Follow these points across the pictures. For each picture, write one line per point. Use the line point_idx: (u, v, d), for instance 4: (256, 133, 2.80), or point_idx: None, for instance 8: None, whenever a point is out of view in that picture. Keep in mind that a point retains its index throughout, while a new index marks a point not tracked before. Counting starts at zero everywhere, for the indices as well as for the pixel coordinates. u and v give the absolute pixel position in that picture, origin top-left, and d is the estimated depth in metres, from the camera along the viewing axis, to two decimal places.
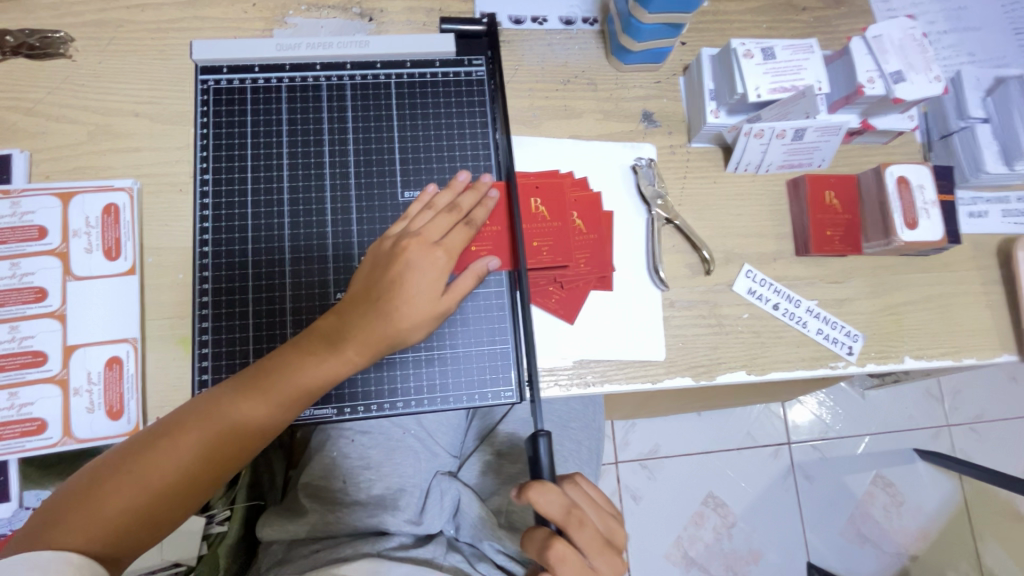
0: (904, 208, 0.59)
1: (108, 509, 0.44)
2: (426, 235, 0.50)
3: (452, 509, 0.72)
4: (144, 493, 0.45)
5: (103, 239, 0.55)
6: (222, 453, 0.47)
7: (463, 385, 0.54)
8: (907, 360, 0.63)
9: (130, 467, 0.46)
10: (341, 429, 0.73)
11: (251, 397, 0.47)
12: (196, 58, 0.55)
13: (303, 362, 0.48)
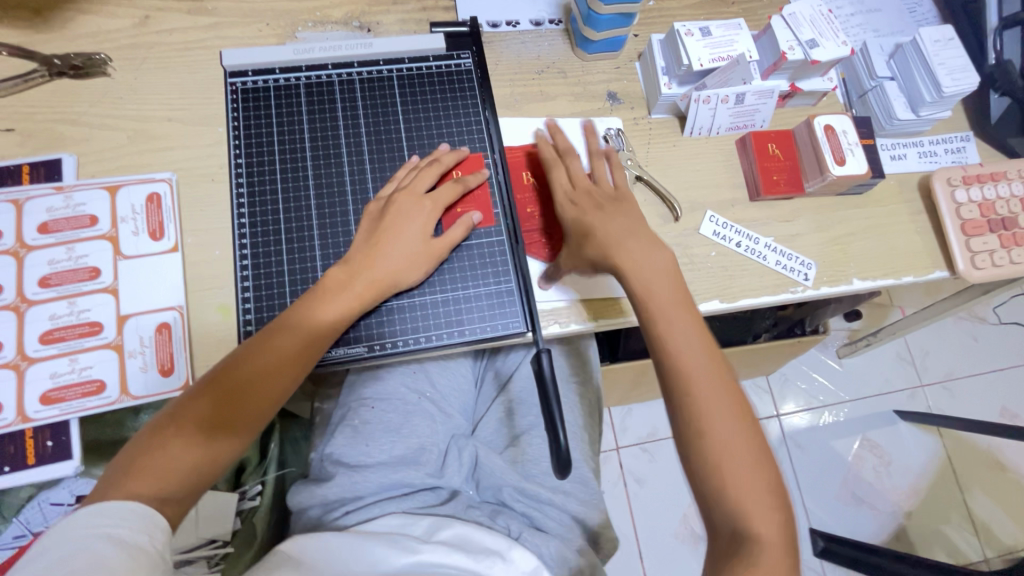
0: (833, 150, 0.70)
1: (171, 453, 0.49)
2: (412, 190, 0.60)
3: (470, 466, 0.75)
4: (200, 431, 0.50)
5: (148, 223, 0.62)
6: (261, 390, 0.53)
7: (475, 320, 0.61)
8: (856, 281, 0.73)
9: (182, 414, 0.51)
10: (360, 400, 0.77)
11: (278, 333, 0.54)
12: (226, 64, 0.65)
13: (317, 298, 0.56)
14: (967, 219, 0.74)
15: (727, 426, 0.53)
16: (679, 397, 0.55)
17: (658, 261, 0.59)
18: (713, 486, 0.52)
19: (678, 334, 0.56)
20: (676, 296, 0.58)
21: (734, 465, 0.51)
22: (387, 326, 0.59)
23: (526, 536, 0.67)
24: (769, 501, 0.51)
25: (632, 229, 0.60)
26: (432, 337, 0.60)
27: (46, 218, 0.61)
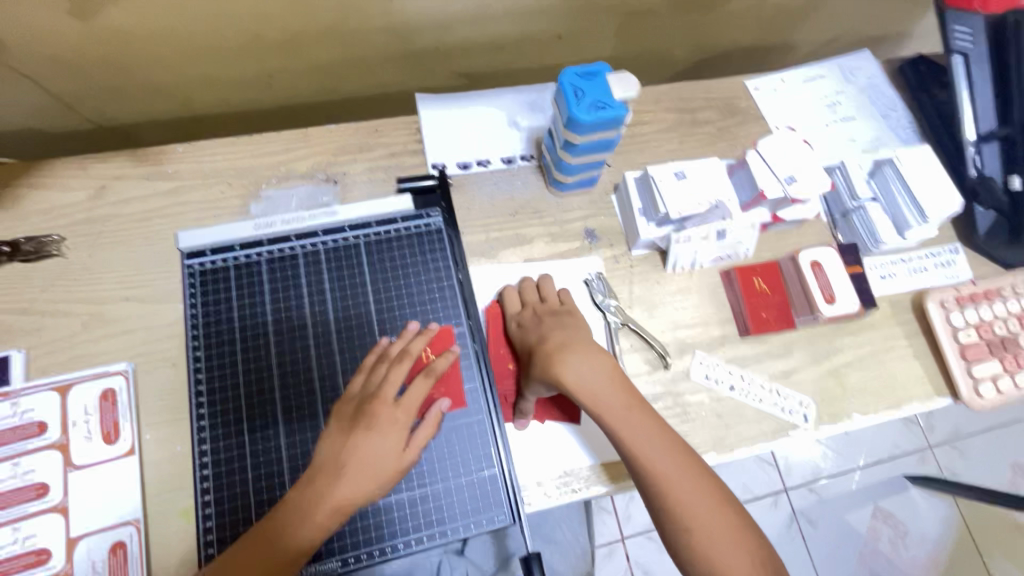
0: (821, 286, 0.68)
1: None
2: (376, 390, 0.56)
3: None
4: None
5: (101, 424, 0.58)
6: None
7: (457, 517, 0.56)
8: (857, 417, 0.69)
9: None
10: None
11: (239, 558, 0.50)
12: (182, 245, 0.61)
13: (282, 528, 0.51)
14: (965, 342, 0.71)
15: (738, 562, 0.51)
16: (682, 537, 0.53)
17: (629, 391, 0.59)
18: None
19: (670, 470, 0.55)
20: (656, 432, 0.57)
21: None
22: (360, 533, 0.54)
23: None
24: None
25: (595, 356, 0.60)
26: (412, 544, 0.55)
27: None
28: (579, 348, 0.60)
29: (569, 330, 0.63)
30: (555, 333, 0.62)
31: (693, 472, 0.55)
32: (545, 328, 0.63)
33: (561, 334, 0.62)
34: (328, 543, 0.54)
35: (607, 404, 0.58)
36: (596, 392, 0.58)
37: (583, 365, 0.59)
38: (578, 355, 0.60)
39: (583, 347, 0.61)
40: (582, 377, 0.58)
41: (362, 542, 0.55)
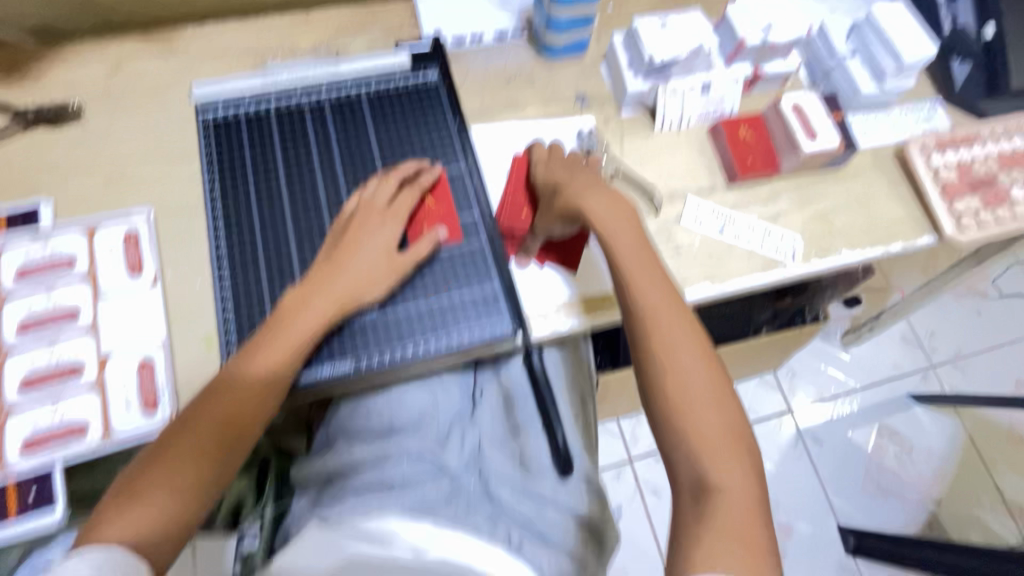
0: (803, 125, 0.71)
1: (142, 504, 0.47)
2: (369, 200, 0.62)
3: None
4: (176, 476, 0.49)
5: (126, 260, 0.62)
6: (229, 421, 0.52)
7: (461, 324, 0.62)
8: (843, 253, 0.72)
9: (163, 455, 0.50)
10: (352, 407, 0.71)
11: (251, 364, 0.54)
12: (196, 96, 0.67)
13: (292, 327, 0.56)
14: (946, 181, 0.74)
15: (706, 414, 0.53)
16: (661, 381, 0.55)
17: (647, 247, 0.61)
18: (696, 470, 0.52)
19: (669, 322, 0.57)
20: (663, 287, 0.59)
21: (716, 454, 0.52)
22: (371, 339, 0.61)
23: None
24: (747, 495, 0.50)
25: (617, 202, 0.62)
26: (420, 346, 0.61)
27: (24, 264, 0.60)
28: (603, 193, 0.62)
29: (597, 181, 0.64)
30: (583, 175, 0.63)
31: (690, 332, 0.57)
32: (573, 172, 0.64)
33: (587, 177, 0.63)
34: (344, 345, 0.60)
35: (623, 254, 0.59)
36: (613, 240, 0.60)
37: (603, 202, 0.61)
38: (603, 204, 0.61)
39: (611, 193, 0.62)
40: (602, 212, 0.60)
41: (373, 347, 0.61)
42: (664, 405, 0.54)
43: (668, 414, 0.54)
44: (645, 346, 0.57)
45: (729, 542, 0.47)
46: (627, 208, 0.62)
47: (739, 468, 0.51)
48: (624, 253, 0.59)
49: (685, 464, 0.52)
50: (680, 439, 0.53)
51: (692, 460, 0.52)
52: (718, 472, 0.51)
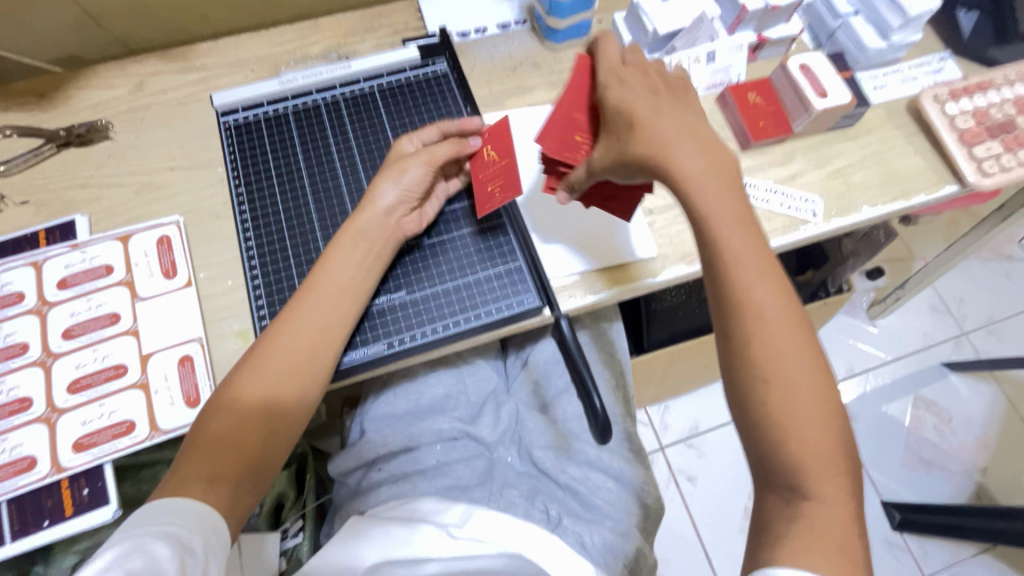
0: (813, 85, 0.71)
1: (207, 470, 0.48)
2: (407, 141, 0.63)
3: (507, 435, 0.76)
4: (242, 440, 0.50)
5: (160, 264, 0.64)
6: (278, 390, 0.52)
7: (490, 301, 0.63)
8: (865, 210, 0.72)
9: (225, 419, 0.50)
10: (386, 396, 0.79)
11: (292, 336, 0.53)
12: (218, 103, 0.71)
13: (322, 298, 0.55)
14: (963, 129, 0.73)
15: (805, 417, 0.44)
16: (756, 377, 0.45)
17: (749, 222, 0.49)
18: (790, 479, 0.43)
19: (772, 312, 0.46)
20: (769, 269, 0.48)
21: (817, 466, 0.43)
22: (403, 322, 0.62)
23: (567, 521, 0.67)
24: (849, 513, 0.43)
25: (618, 170, 0.52)
26: (452, 325, 0.62)
27: (65, 275, 0.63)
28: (623, 158, 0.51)
29: (684, 133, 0.51)
30: (626, 117, 0.52)
31: (795, 323, 0.47)
32: (659, 113, 0.52)
33: (676, 128, 0.51)
34: (377, 329, 0.61)
35: (719, 226, 0.48)
36: (712, 220, 0.48)
37: (695, 165, 0.50)
38: (700, 170, 0.50)
39: (633, 141, 0.51)
40: (693, 174, 0.49)
41: (405, 329, 0.62)
42: (756, 408, 0.45)
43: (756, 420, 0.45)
44: (737, 337, 0.46)
45: (821, 550, 0.41)
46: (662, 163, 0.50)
47: (842, 485, 0.43)
48: (728, 230, 0.48)
49: (780, 472, 0.44)
50: (775, 444, 0.44)
51: (789, 468, 0.44)
52: (819, 486, 0.43)
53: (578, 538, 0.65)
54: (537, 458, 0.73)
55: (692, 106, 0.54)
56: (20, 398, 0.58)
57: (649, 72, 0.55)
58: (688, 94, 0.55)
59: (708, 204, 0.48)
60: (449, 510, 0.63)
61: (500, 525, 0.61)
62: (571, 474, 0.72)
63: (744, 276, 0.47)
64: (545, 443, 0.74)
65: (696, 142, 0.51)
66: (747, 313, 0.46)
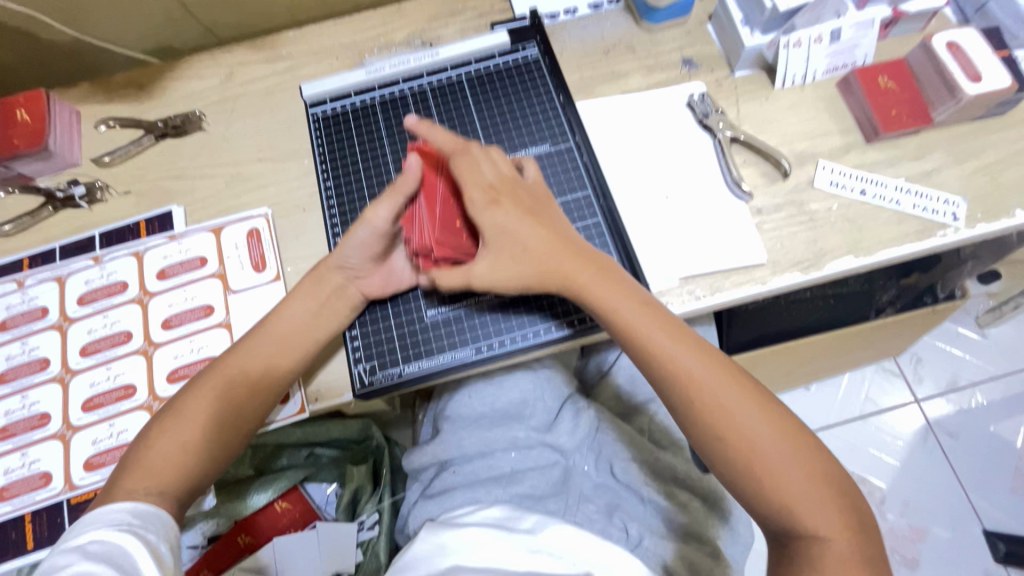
0: (964, 66, 0.61)
1: (157, 463, 0.50)
2: (363, 225, 0.56)
3: (585, 443, 0.71)
4: (193, 437, 0.52)
5: (251, 257, 0.64)
6: (244, 392, 0.54)
7: (578, 307, 0.60)
8: (1018, 214, 0.62)
9: (180, 416, 0.52)
10: (460, 395, 0.77)
11: (256, 344, 0.56)
12: (307, 95, 0.70)
13: (307, 311, 0.57)
14: None
15: (776, 461, 0.48)
16: (714, 445, 0.49)
17: (654, 302, 0.54)
18: (781, 520, 0.47)
19: (707, 384, 0.50)
20: (682, 335, 0.52)
21: (801, 502, 0.46)
22: (488, 329, 0.61)
23: (649, 542, 0.63)
24: (850, 536, 0.46)
25: (506, 281, 0.54)
26: (534, 333, 0.60)
27: (164, 265, 0.65)
28: (508, 264, 0.53)
29: (550, 232, 0.55)
30: (489, 226, 0.53)
31: (733, 385, 0.50)
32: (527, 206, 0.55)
33: (555, 226, 0.56)
34: (462, 334, 0.61)
35: (621, 311, 0.53)
36: (621, 311, 0.53)
37: (578, 257, 0.55)
38: (586, 268, 0.54)
39: (500, 254, 0.54)
40: (573, 260, 0.54)
41: (490, 335, 0.60)
42: (733, 470, 0.49)
43: (737, 479, 0.49)
44: (685, 413, 0.51)
45: None
46: (522, 273, 0.54)
47: (834, 513, 0.46)
48: (629, 318, 0.53)
49: (769, 517, 0.48)
50: (755, 494, 0.48)
51: (779, 511, 0.47)
52: (808, 521, 0.46)
53: (658, 558, 0.62)
54: (617, 471, 0.69)
55: (542, 208, 0.57)
56: (125, 384, 0.60)
57: (497, 183, 0.55)
58: (535, 193, 0.58)
59: (602, 294, 0.53)
60: (524, 517, 0.61)
61: (577, 539, 0.58)
62: (656, 491, 0.68)
63: (660, 342, 0.52)
64: (627, 456, 0.70)
65: (561, 244, 0.54)
66: (677, 395, 0.51)
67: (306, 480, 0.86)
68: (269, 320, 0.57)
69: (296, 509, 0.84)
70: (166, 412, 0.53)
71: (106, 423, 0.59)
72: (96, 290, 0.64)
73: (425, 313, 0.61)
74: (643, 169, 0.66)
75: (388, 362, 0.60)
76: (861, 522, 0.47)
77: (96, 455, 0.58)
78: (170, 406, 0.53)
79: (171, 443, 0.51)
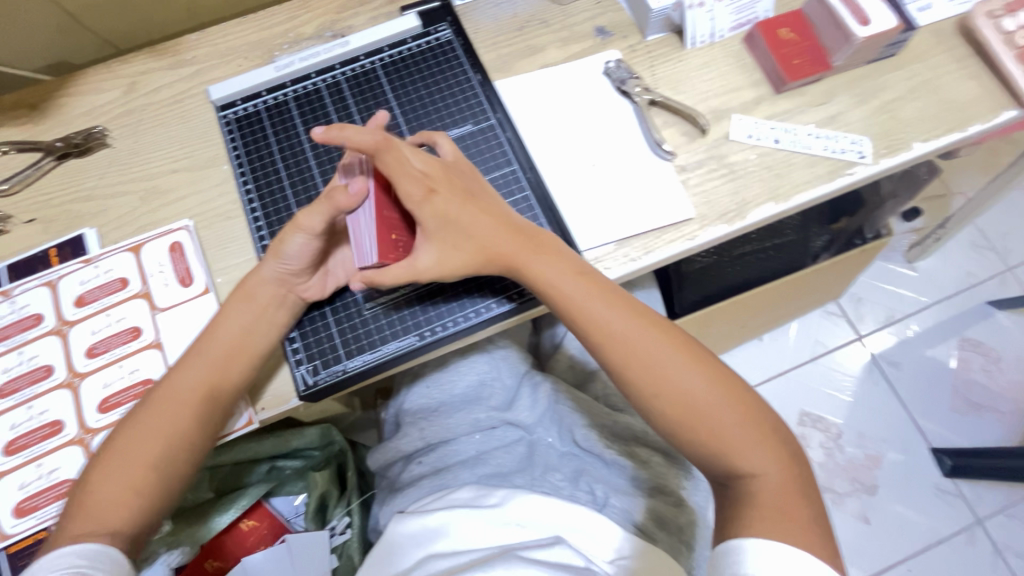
0: (854, 12, 0.64)
1: (103, 501, 0.48)
2: (298, 232, 0.53)
3: (547, 415, 0.73)
4: (134, 470, 0.49)
5: (176, 271, 0.61)
6: (183, 416, 0.51)
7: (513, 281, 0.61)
8: (917, 146, 0.66)
9: (117, 450, 0.50)
10: (419, 386, 0.78)
11: (190, 365, 0.53)
12: (215, 98, 0.67)
13: (233, 317, 0.55)
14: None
15: (717, 410, 0.50)
16: (659, 402, 0.51)
17: (596, 280, 0.55)
18: (723, 465, 0.49)
19: (654, 350, 0.51)
20: (614, 297, 0.54)
21: (745, 445, 0.49)
22: (428, 314, 0.60)
23: (615, 500, 0.65)
24: (789, 472, 0.48)
25: (454, 271, 0.55)
26: (476, 311, 0.60)
27: (82, 291, 0.61)
28: (456, 248, 0.54)
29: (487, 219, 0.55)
30: (432, 216, 0.53)
31: (679, 348, 0.52)
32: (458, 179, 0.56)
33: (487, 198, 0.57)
34: (404, 322, 0.60)
35: (556, 280, 0.54)
36: (555, 288, 0.54)
37: (505, 235, 0.55)
38: (514, 247, 0.55)
39: (444, 245, 0.54)
40: (501, 239, 0.55)
41: (430, 320, 0.60)
42: (676, 425, 0.50)
43: (677, 434, 0.51)
44: (628, 376, 0.52)
45: (783, 519, 0.45)
46: (467, 259, 0.55)
47: (772, 452, 0.49)
48: (562, 287, 0.54)
49: (711, 463, 0.50)
50: (698, 445, 0.50)
51: (720, 457, 0.49)
52: (749, 462, 0.48)
53: (627, 515, 0.63)
54: (579, 439, 0.71)
55: (482, 186, 0.58)
56: (51, 421, 0.57)
57: (431, 171, 0.54)
58: (464, 176, 0.57)
59: (535, 267, 0.54)
60: (491, 493, 0.61)
61: (548, 509, 0.59)
62: (618, 453, 0.69)
63: (594, 306, 0.53)
64: (586, 423, 0.71)
65: (498, 221, 0.55)
66: (616, 356, 0.52)
67: (270, 495, 0.84)
68: (209, 337, 0.54)
69: (263, 526, 0.82)
70: (106, 448, 0.51)
71: (34, 465, 0.56)
72: (9, 327, 0.60)
73: (363, 306, 0.60)
74: (568, 138, 0.66)
75: (331, 360, 0.59)
76: (796, 458, 0.50)
77: (27, 500, 0.55)
78: (108, 439, 0.51)
79: (112, 479, 0.49)
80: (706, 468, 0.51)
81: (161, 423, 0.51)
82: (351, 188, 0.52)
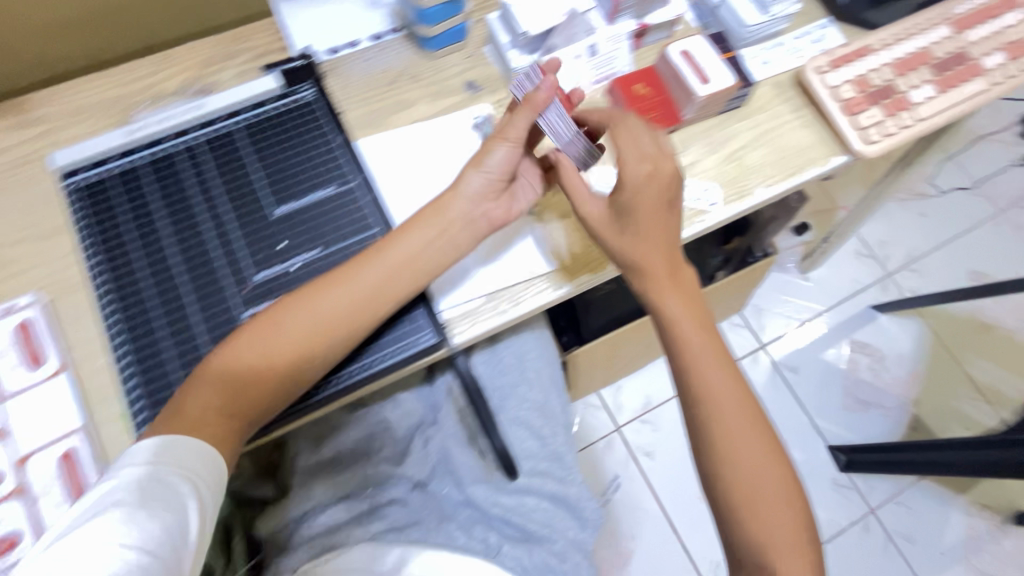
0: (695, 69, 0.69)
1: (191, 411, 0.54)
2: (502, 143, 0.62)
3: (438, 468, 0.75)
4: (273, 364, 0.56)
5: (25, 352, 0.58)
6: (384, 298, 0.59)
7: (382, 345, 0.62)
8: (759, 191, 0.71)
9: (271, 341, 0.57)
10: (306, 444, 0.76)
11: (388, 256, 0.60)
12: (56, 166, 0.64)
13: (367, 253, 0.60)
14: (846, 99, 0.74)
15: (765, 497, 0.55)
16: (725, 469, 0.56)
17: (702, 313, 0.60)
18: (759, 554, 0.54)
19: (730, 411, 0.57)
20: (723, 356, 0.59)
21: (781, 545, 0.54)
22: None
23: (507, 547, 0.70)
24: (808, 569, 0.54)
25: (627, 256, 0.59)
26: (344, 375, 0.61)
27: None
28: (649, 240, 0.59)
29: (661, 233, 0.59)
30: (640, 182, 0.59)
31: (752, 423, 0.57)
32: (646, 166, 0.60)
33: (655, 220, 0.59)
34: None
35: (687, 332, 0.59)
36: (686, 340, 0.58)
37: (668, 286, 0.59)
38: (656, 281, 0.59)
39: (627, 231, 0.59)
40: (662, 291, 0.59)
41: None
42: (727, 499, 0.56)
43: (724, 506, 0.57)
44: (706, 433, 0.57)
45: None
46: (643, 251, 0.59)
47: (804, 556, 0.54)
48: (692, 339, 0.58)
49: (744, 544, 0.56)
50: (741, 522, 0.56)
51: (755, 541, 0.55)
52: (779, 560, 0.54)
53: (520, 561, 0.69)
54: (470, 492, 0.73)
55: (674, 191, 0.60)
56: None
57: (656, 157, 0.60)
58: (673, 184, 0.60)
59: (671, 313, 0.59)
60: (387, 554, 0.64)
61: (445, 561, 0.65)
62: (502, 507, 0.73)
63: (695, 365, 0.58)
64: (475, 478, 0.74)
65: (665, 252, 0.59)
66: (706, 414, 0.57)
67: None
68: (404, 232, 0.61)
69: None
70: (235, 346, 0.57)
71: None
72: None
73: None
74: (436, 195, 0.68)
75: None
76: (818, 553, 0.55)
77: None
78: (271, 327, 0.57)
79: (226, 382, 0.55)
80: (735, 542, 0.57)
81: (368, 301, 0.59)
82: (542, 87, 0.61)
